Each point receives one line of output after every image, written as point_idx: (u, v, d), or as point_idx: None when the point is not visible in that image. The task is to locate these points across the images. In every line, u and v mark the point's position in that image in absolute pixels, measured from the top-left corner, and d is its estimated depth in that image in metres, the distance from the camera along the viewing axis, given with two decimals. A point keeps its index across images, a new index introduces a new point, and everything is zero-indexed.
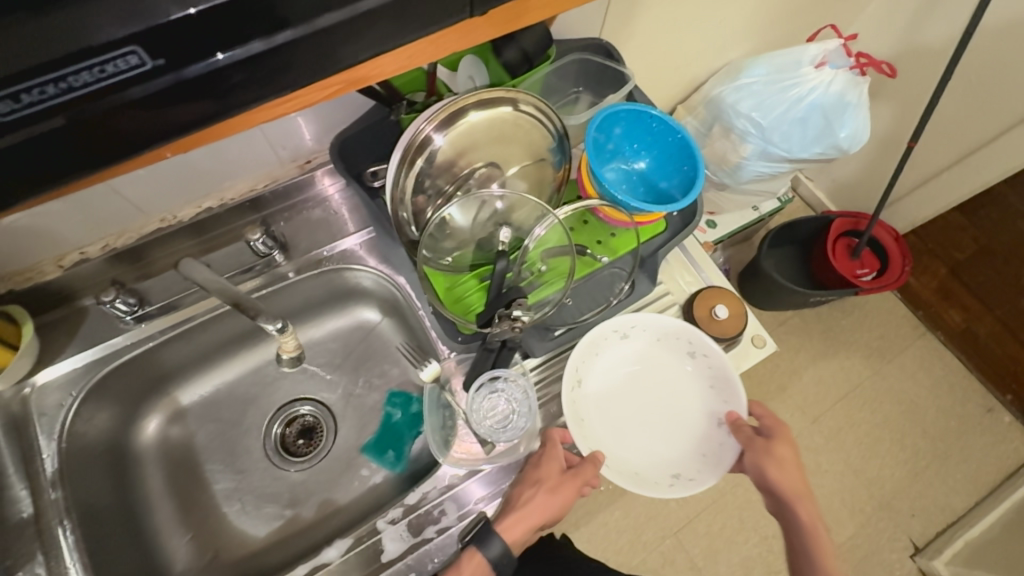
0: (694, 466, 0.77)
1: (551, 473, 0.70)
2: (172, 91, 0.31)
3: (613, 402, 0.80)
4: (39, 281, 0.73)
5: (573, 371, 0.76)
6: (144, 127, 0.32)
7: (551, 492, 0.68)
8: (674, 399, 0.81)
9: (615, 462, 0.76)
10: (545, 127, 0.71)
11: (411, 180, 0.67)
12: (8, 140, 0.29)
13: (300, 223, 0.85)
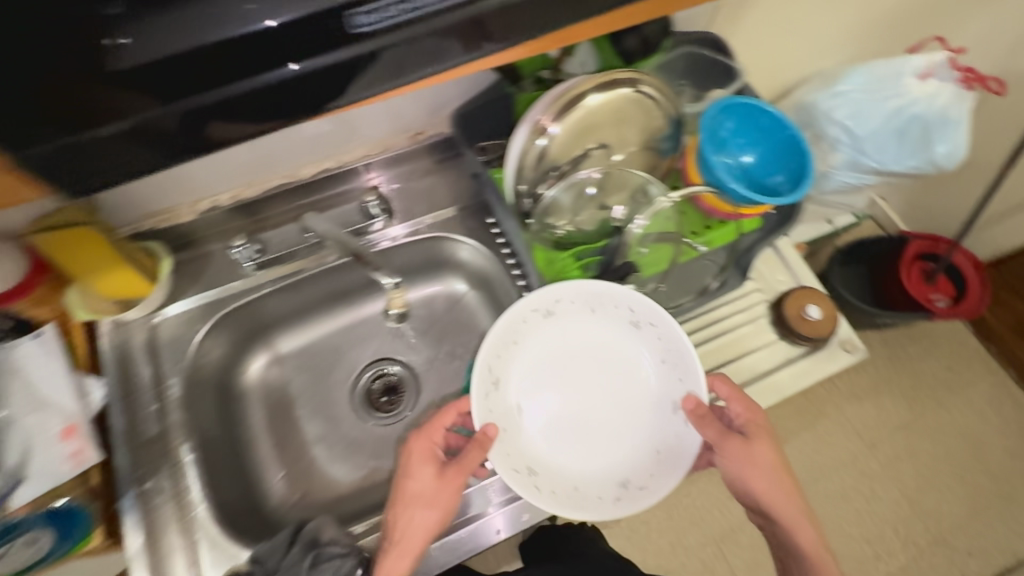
0: (647, 473, 0.69)
1: (425, 477, 0.66)
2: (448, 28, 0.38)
3: (529, 400, 0.72)
4: (176, 223, 0.79)
5: (485, 372, 0.68)
6: (410, 56, 0.39)
7: (432, 503, 0.65)
8: (615, 386, 0.73)
9: (550, 482, 0.68)
10: (660, 109, 0.72)
11: (530, 157, 0.69)
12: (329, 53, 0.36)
13: (405, 191, 0.89)
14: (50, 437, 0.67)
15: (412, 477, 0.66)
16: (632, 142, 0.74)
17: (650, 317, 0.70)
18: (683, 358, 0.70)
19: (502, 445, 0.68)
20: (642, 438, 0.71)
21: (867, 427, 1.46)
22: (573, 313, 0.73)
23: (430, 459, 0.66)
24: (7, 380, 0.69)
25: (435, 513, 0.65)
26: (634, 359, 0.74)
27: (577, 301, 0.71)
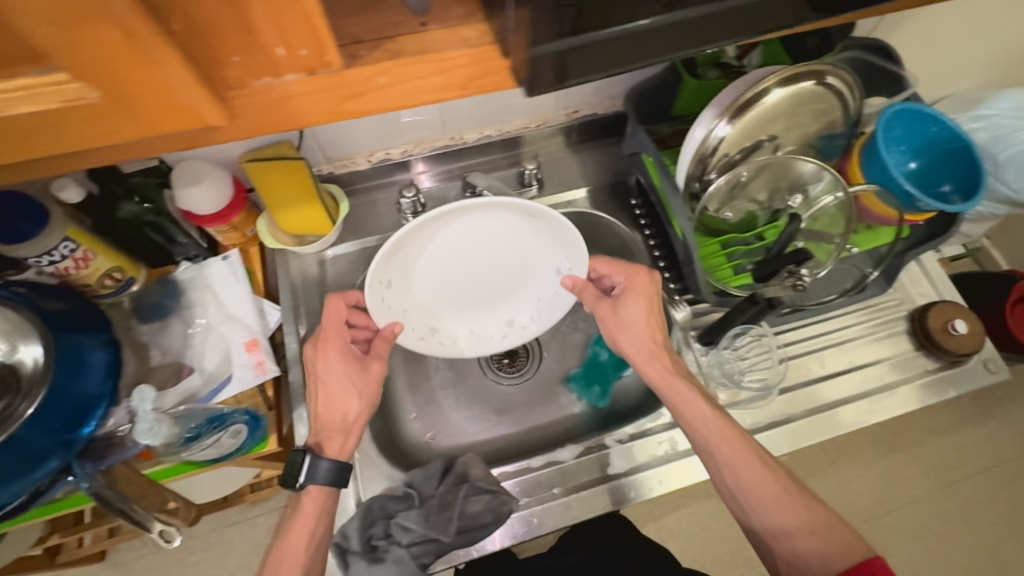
0: (530, 316, 0.78)
1: (330, 368, 0.69)
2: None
3: (422, 284, 0.71)
4: (352, 170, 0.85)
5: (378, 279, 0.65)
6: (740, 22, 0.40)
7: (362, 392, 0.69)
8: (502, 254, 0.72)
9: (448, 335, 0.76)
10: (841, 101, 0.73)
11: (707, 149, 0.71)
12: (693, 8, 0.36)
13: (554, 165, 0.92)
14: (239, 347, 0.74)
15: (322, 364, 0.69)
16: (803, 135, 0.76)
17: (561, 231, 0.68)
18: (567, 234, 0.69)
19: (415, 328, 0.73)
20: (529, 295, 0.77)
21: (966, 461, 1.22)
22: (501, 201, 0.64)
23: (342, 355, 0.69)
24: (204, 293, 0.77)
25: (341, 396, 0.69)
26: (530, 240, 0.71)
27: (535, 214, 0.67)
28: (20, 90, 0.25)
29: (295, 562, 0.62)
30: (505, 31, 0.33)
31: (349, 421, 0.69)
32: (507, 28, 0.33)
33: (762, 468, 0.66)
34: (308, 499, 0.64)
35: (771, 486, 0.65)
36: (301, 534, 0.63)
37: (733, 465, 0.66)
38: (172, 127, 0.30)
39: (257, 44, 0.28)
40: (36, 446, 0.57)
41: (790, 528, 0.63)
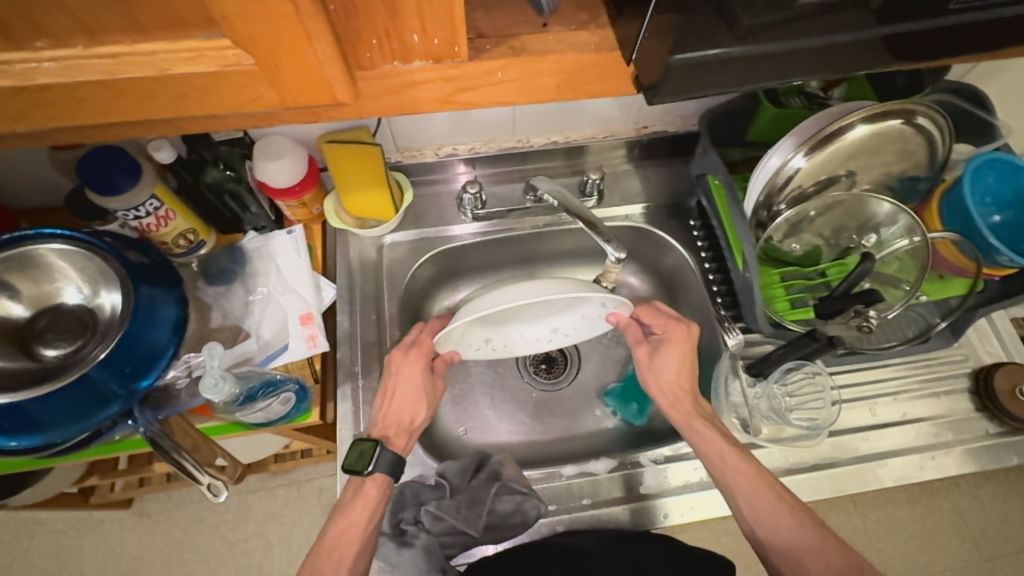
0: (575, 324, 0.73)
1: (411, 382, 0.70)
2: (930, 37, 0.38)
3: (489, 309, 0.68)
4: (419, 162, 0.87)
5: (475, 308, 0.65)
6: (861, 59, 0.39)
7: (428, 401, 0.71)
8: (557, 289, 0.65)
9: (501, 338, 0.72)
10: (929, 141, 0.71)
11: (780, 181, 0.70)
12: (823, 37, 0.35)
13: (616, 177, 0.92)
14: (294, 319, 0.77)
15: (406, 370, 0.71)
16: (884, 173, 0.74)
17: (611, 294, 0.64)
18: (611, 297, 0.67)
19: (468, 344, 0.71)
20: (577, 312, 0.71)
21: (1011, 534, 1.14)
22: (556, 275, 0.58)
23: (423, 368, 0.71)
24: (267, 264, 0.80)
25: (413, 403, 0.71)
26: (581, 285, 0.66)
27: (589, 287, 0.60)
28: (190, 51, 0.28)
29: (354, 538, 0.63)
30: (635, 40, 0.35)
31: (415, 425, 0.70)
32: (637, 35, 0.34)
33: (779, 503, 0.63)
34: (371, 484, 0.65)
35: (790, 522, 0.62)
36: (364, 511, 0.64)
37: (749, 499, 0.64)
38: (305, 101, 0.32)
39: (399, 29, 0.29)
40: (106, 387, 0.61)
41: (806, 562, 0.60)
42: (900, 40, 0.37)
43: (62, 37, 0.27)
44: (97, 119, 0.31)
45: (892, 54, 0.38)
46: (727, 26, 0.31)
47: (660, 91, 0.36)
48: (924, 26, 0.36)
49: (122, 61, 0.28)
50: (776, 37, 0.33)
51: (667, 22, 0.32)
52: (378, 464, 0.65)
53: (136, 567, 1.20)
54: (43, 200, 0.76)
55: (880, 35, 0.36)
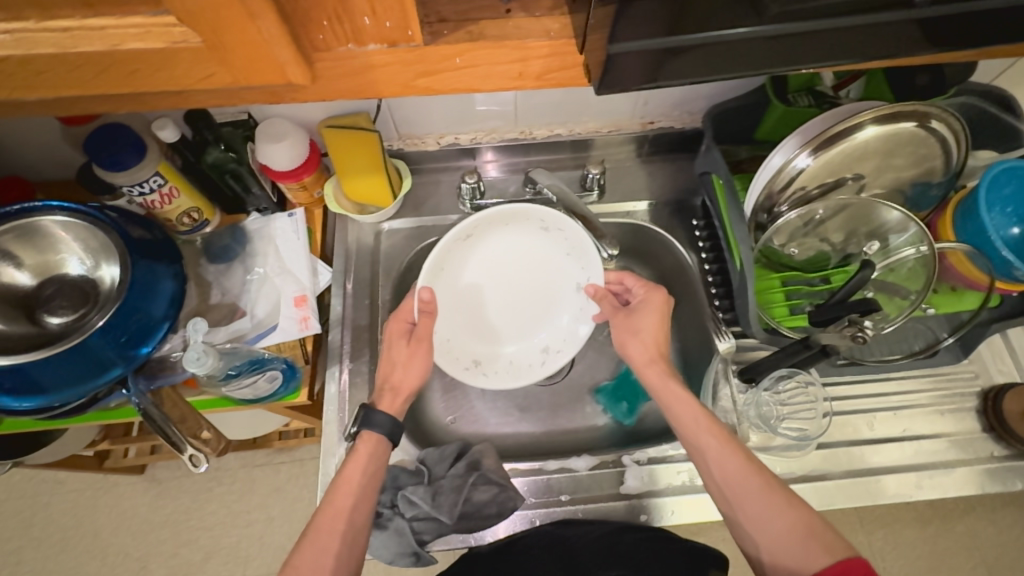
0: (562, 339, 0.79)
1: (410, 345, 0.70)
2: (907, 26, 0.36)
3: (467, 307, 0.78)
4: (421, 150, 0.86)
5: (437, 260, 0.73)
6: (839, 51, 0.37)
7: (408, 364, 0.70)
8: (529, 271, 0.80)
9: (489, 365, 0.78)
10: (943, 145, 0.68)
11: (782, 181, 0.67)
12: (792, 26, 0.34)
13: (619, 173, 0.90)
14: (288, 300, 0.78)
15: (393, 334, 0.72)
16: (893, 178, 0.71)
17: (573, 239, 0.76)
18: (585, 248, 0.76)
19: (450, 351, 0.76)
20: (559, 317, 0.79)
21: None
22: (518, 221, 0.77)
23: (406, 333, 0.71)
24: (266, 245, 0.82)
25: (408, 369, 0.70)
26: (551, 256, 0.79)
27: (549, 221, 0.76)
28: (137, 27, 0.28)
29: (348, 493, 0.63)
30: (583, 29, 0.34)
31: (401, 389, 0.69)
32: (583, 27, 0.34)
33: (748, 463, 0.61)
34: (362, 442, 0.66)
35: (756, 481, 0.60)
36: (358, 468, 0.64)
37: (718, 458, 0.62)
38: (258, 80, 0.32)
39: (348, 11, 0.29)
40: (103, 355, 0.63)
41: (773, 520, 0.58)
42: (872, 32, 0.36)
43: (16, 10, 0.28)
44: (59, 93, 0.32)
45: (866, 47, 0.37)
46: (758, 14, 0.33)
47: (605, 81, 0.36)
48: (895, 18, 0.35)
49: (74, 35, 0.29)
50: (720, 25, 0.33)
51: (606, 13, 0.32)
52: (378, 425, 0.66)
53: (145, 531, 1.25)
54: (59, 173, 0.80)
55: (845, 27, 0.35)
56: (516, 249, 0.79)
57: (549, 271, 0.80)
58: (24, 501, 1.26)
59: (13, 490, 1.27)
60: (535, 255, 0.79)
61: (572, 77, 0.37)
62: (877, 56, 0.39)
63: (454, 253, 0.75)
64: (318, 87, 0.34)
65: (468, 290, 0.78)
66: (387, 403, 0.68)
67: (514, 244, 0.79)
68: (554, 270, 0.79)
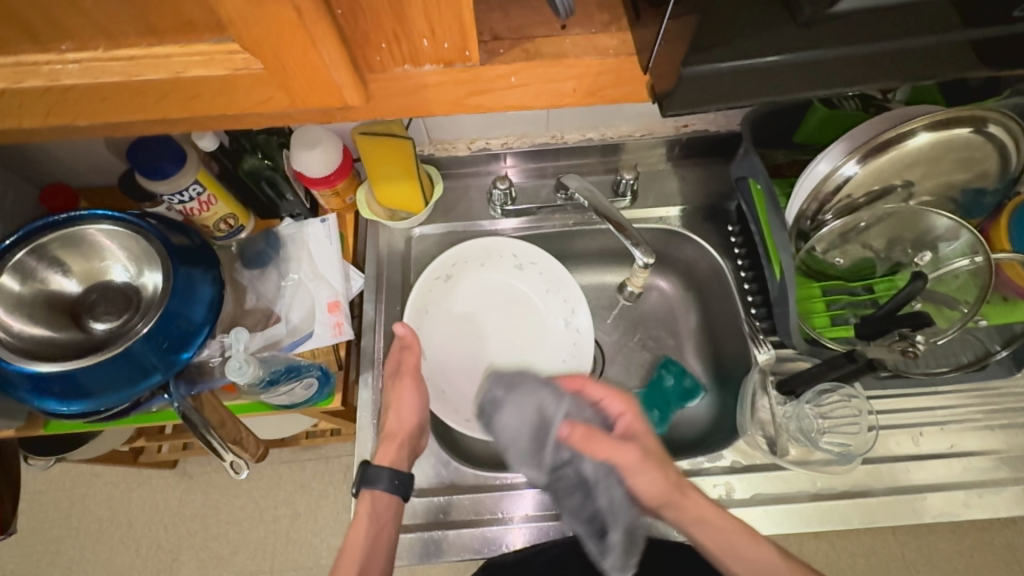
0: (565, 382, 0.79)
1: (399, 388, 0.71)
2: (983, 45, 0.34)
3: (459, 354, 0.81)
4: (452, 155, 0.86)
5: (422, 295, 0.80)
6: (909, 69, 0.35)
7: (399, 406, 0.70)
8: (515, 316, 0.84)
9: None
10: (999, 151, 0.65)
11: (828, 190, 0.65)
12: (863, 45, 0.32)
13: (651, 177, 0.88)
14: (322, 306, 0.79)
15: (390, 383, 0.72)
16: (943, 184, 0.68)
17: (548, 269, 0.83)
18: (563, 282, 0.83)
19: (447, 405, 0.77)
20: (553, 359, 0.82)
21: None
22: (494, 263, 0.84)
23: (400, 380, 0.71)
24: (299, 250, 0.82)
25: (404, 415, 0.69)
26: (532, 297, 0.84)
27: (521, 255, 0.83)
28: (201, 55, 0.28)
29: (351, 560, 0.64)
30: (650, 46, 0.33)
31: (397, 433, 0.69)
32: (653, 41, 0.33)
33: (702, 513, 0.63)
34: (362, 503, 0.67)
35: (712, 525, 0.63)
36: (359, 533, 0.65)
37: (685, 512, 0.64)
38: (313, 103, 0.32)
39: (408, 34, 0.29)
40: (146, 361, 0.65)
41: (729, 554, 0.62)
42: (942, 51, 0.34)
43: (85, 39, 0.28)
44: (119, 118, 0.32)
45: (933, 65, 0.35)
46: (829, 34, 0.32)
47: (673, 102, 0.35)
48: (966, 38, 0.34)
49: (139, 63, 0.29)
50: (789, 47, 0.32)
51: (685, 26, 0.31)
52: (377, 482, 0.66)
53: (177, 523, 1.28)
54: (101, 179, 0.82)
55: (914, 48, 0.34)
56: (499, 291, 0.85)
57: (534, 315, 0.84)
58: (63, 492, 1.31)
59: (53, 481, 1.32)
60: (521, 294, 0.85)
61: (628, 94, 0.36)
62: (949, 74, 0.37)
63: (436, 294, 0.82)
64: (371, 107, 0.33)
65: (458, 335, 0.82)
66: (383, 456, 0.68)
67: (493, 289, 0.85)
68: (535, 312, 0.84)
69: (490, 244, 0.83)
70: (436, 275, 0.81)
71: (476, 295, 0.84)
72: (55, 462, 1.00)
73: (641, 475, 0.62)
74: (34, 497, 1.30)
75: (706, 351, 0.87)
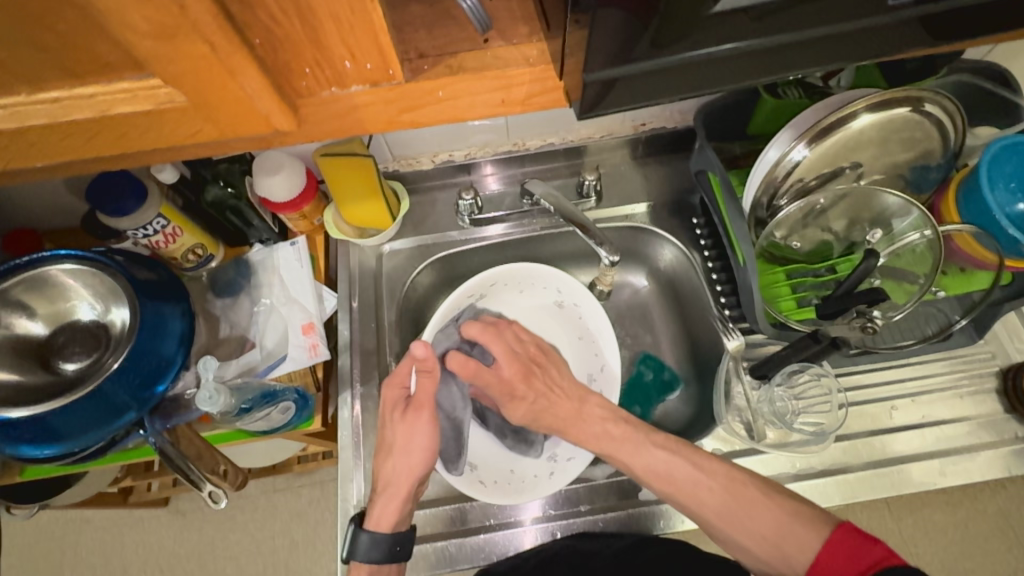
0: (572, 444, 0.75)
1: (415, 417, 0.66)
2: (881, 29, 0.36)
3: None
4: (416, 170, 0.87)
5: (447, 316, 0.76)
6: (818, 57, 0.37)
7: (405, 449, 0.66)
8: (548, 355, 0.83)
9: (487, 472, 0.73)
10: (939, 129, 0.67)
11: (781, 174, 0.67)
12: (765, 41, 0.35)
13: (615, 176, 0.89)
14: (296, 329, 0.79)
15: (398, 426, 0.67)
16: (890, 163, 0.70)
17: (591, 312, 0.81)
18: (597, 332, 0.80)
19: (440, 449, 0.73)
20: None
21: None
22: (533, 292, 0.82)
23: (418, 422, 0.66)
24: (270, 275, 0.82)
25: (412, 460, 0.65)
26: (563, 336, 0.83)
27: (565, 292, 0.81)
28: (125, 92, 0.30)
29: None
30: (562, 55, 0.34)
31: (408, 490, 0.65)
32: (561, 51, 0.34)
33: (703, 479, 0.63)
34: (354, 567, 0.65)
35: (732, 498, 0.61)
36: None
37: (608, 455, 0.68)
38: (244, 130, 0.33)
39: (328, 57, 0.30)
40: (117, 399, 0.64)
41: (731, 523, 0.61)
42: (849, 38, 0.36)
43: (7, 88, 0.30)
44: (53, 160, 0.33)
45: (837, 54, 0.38)
46: (732, 33, 0.33)
47: (588, 105, 0.36)
48: (868, 25, 0.35)
49: (63, 105, 0.31)
50: (698, 48, 0.34)
51: (582, 36, 0.31)
52: (374, 548, 0.63)
53: (172, 563, 1.26)
54: (65, 221, 0.81)
55: (817, 37, 0.35)
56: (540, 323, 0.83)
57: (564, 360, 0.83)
58: (53, 541, 1.28)
59: (42, 530, 1.29)
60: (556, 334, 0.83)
61: (555, 100, 0.37)
62: (863, 58, 0.39)
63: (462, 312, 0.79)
64: (304, 131, 0.35)
65: None
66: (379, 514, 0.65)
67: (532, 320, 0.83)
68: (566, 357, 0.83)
69: (541, 275, 0.81)
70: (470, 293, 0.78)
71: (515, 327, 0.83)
72: (37, 510, 0.99)
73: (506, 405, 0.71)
74: (23, 550, 1.28)
75: (682, 343, 0.88)
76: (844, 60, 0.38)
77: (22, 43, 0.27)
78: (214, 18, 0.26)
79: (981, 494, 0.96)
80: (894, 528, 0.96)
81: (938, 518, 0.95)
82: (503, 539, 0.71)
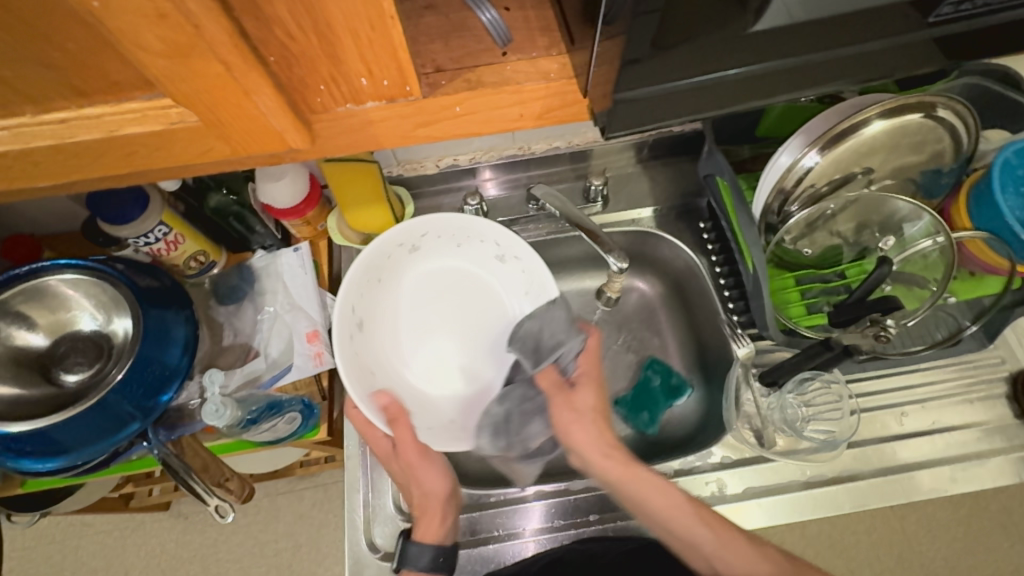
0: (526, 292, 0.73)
1: (409, 461, 0.65)
2: (911, 44, 0.35)
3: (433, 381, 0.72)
4: (421, 174, 0.85)
5: (354, 358, 0.66)
6: (842, 72, 0.37)
7: (415, 481, 0.65)
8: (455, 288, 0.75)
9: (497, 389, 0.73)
10: (951, 133, 0.66)
11: (791, 180, 0.66)
12: (793, 57, 0.34)
13: (621, 180, 0.88)
14: (300, 337, 0.78)
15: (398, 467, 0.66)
16: (901, 167, 0.69)
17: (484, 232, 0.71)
18: (462, 227, 0.71)
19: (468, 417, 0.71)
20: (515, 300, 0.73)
21: None
22: (388, 269, 0.71)
23: (418, 455, 0.64)
24: (273, 282, 0.81)
25: (426, 487, 0.65)
26: (447, 271, 0.74)
27: (406, 239, 0.70)
28: (134, 112, 0.29)
29: None
30: (583, 70, 0.33)
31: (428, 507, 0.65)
32: (584, 66, 0.33)
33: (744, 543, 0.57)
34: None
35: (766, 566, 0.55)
36: None
37: (645, 497, 0.60)
38: (256, 149, 0.32)
39: (345, 75, 0.30)
40: (121, 410, 0.63)
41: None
42: (874, 54, 0.35)
43: (13, 107, 0.29)
44: (60, 179, 0.32)
45: (864, 69, 0.37)
46: (760, 50, 0.32)
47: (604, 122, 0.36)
48: (895, 41, 0.35)
49: (70, 125, 0.30)
50: (724, 64, 0.33)
51: (606, 53, 0.30)
52: (419, 561, 0.62)
53: (174, 566, 1.25)
54: (64, 226, 0.80)
55: (843, 53, 0.35)
56: (415, 298, 0.74)
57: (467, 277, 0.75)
58: (54, 545, 1.27)
59: (42, 535, 1.28)
60: (449, 272, 0.74)
61: (573, 114, 0.37)
62: (889, 72, 0.38)
63: (363, 346, 0.68)
64: (318, 147, 0.34)
65: (425, 362, 0.72)
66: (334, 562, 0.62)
67: (419, 288, 0.74)
68: (466, 271, 0.75)
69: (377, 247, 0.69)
70: (348, 327, 0.66)
71: (411, 310, 0.73)
72: (37, 518, 0.98)
73: (580, 393, 0.67)
74: (24, 554, 1.27)
75: (688, 347, 0.87)
76: (870, 75, 0.38)
77: (27, 64, 0.26)
78: (229, 38, 0.25)
79: (985, 495, 0.96)
80: (899, 528, 0.96)
81: (943, 519, 0.96)
82: (511, 549, 0.70)
